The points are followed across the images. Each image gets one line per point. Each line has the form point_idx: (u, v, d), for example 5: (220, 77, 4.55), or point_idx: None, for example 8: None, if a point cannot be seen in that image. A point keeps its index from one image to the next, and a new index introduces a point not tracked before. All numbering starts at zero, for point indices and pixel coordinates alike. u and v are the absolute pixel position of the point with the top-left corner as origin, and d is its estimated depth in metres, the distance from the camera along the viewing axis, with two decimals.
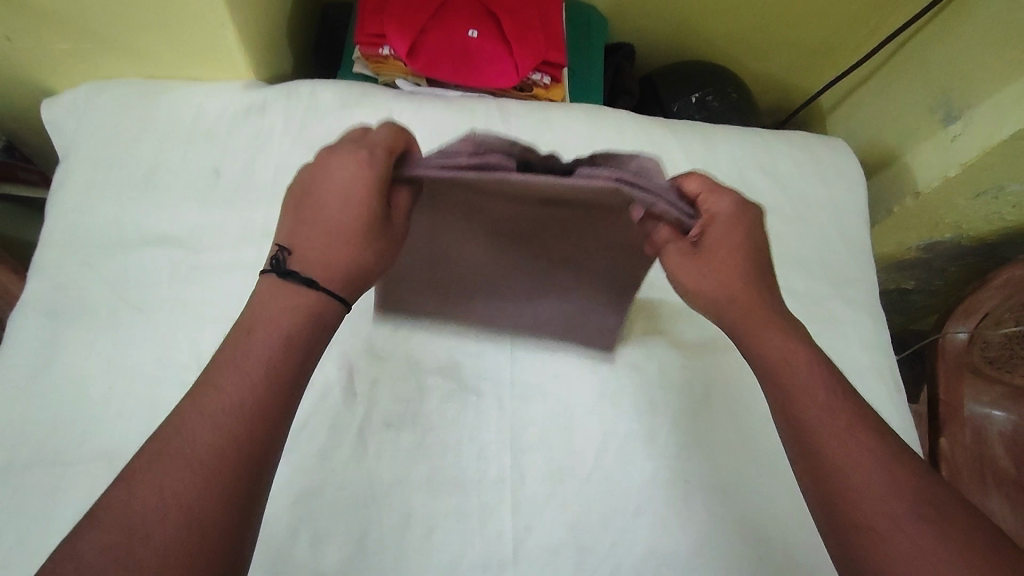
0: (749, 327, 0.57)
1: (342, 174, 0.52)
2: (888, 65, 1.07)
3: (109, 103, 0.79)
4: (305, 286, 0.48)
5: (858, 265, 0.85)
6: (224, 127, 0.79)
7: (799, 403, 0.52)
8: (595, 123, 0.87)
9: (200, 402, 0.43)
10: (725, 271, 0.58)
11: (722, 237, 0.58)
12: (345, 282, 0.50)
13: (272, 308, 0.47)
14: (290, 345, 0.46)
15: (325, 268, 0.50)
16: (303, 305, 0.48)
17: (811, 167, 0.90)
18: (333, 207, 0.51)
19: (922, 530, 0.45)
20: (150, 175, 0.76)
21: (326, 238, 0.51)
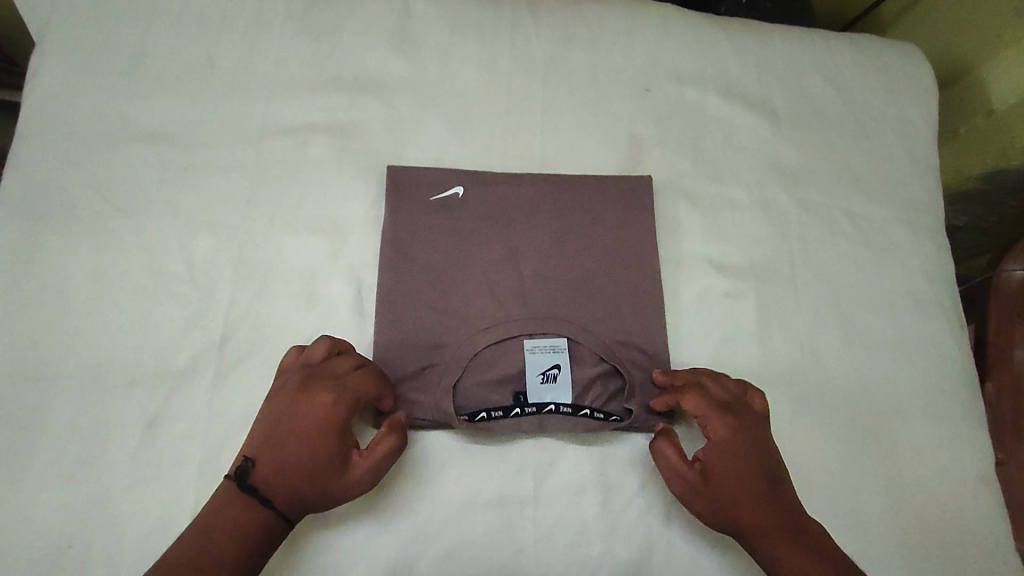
0: (751, 532, 0.55)
1: (304, 423, 0.53)
2: None
3: None
4: (261, 504, 0.51)
5: (926, 188, 0.76)
6: (216, 8, 0.69)
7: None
8: (638, 18, 0.77)
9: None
10: (737, 492, 0.56)
11: (726, 459, 0.57)
12: (302, 501, 0.52)
13: (235, 510, 0.50)
14: (242, 542, 0.49)
15: (283, 492, 0.51)
16: (252, 524, 0.50)
17: (880, 75, 0.79)
18: (293, 441, 0.52)
19: None
20: (132, 60, 0.67)
21: (281, 471, 0.51)
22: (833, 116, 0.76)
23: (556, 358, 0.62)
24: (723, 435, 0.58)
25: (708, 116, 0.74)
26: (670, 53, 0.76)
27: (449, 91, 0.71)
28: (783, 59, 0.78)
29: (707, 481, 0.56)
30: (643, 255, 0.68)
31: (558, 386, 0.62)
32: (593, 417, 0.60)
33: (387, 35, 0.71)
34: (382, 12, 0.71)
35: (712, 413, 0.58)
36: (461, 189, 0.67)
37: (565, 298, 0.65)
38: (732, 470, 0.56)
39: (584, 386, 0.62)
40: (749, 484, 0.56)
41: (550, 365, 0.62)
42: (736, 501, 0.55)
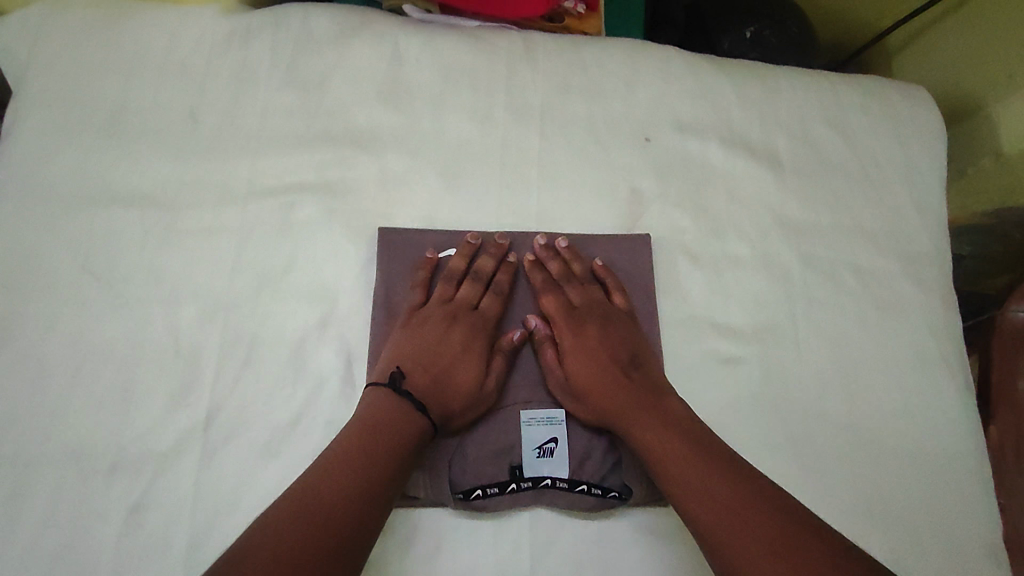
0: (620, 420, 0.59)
1: (456, 346, 0.61)
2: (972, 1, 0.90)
3: (63, 29, 0.66)
4: (417, 408, 0.56)
5: (933, 240, 0.74)
6: (200, 60, 0.66)
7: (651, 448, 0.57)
8: (637, 64, 0.74)
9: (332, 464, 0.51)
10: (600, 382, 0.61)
11: (585, 356, 0.62)
12: (446, 414, 0.58)
13: (395, 411, 0.55)
14: (406, 437, 0.54)
15: (437, 401, 0.58)
16: (417, 426, 0.55)
17: (887, 122, 0.77)
18: (447, 359, 0.60)
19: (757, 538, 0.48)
20: (113, 117, 0.64)
21: (436, 384, 0.58)
22: (838, 165, 0.74)
23: (553, 431, 0.62)
24: (570, 333, 0.64)
25: (710, 167, 0.72)
26: (671, 100, 0.74)
27: (443, 144, 0.68)
28: (787, 106, 0.75)
29: (570, 375, 0.62)
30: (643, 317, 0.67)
31: (554, 459, 0.61)
32: (591, 493, 0.60)
33: (378, 86, 0.69)
34: (372, 62, 0.69)
35: (560, 318, 0.65)
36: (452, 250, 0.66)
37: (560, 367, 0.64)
38: (583, 362, 0.62)
39: (580, 458, 0.62)
40: (601, 375, 0.61)
41: (547, 438, 0.62)
42: (592, 389, 0.61)
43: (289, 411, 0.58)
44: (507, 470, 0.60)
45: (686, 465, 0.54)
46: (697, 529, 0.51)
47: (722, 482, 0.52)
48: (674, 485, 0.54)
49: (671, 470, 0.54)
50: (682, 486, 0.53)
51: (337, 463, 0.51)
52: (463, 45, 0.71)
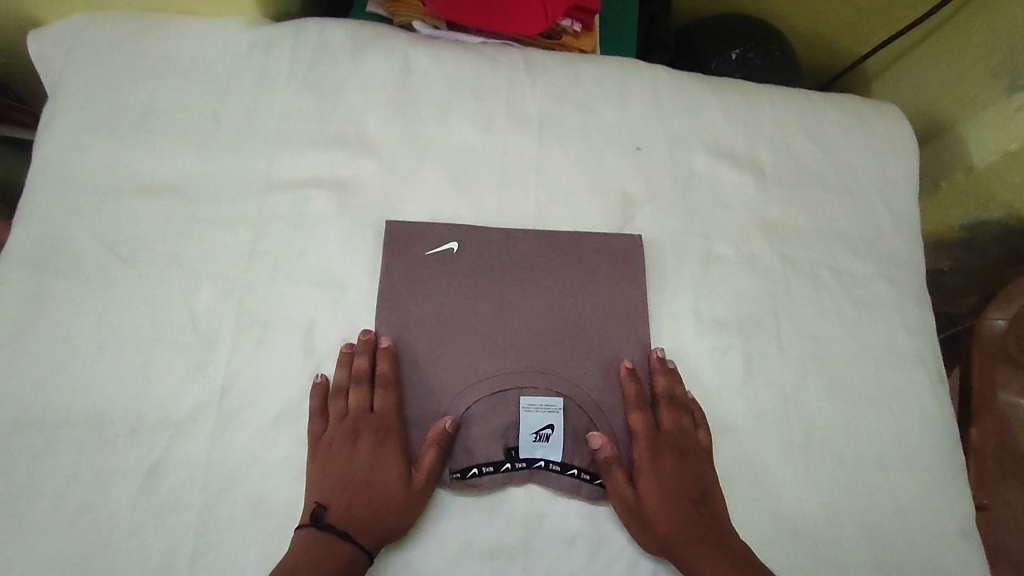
0: (682, 549, 0.60)
1: (375, 465, 0.61)
2: (944, 28, 0.96)
3: (100, 37, 0.72)
4: (343, 539, 0.56)
5: (906, 244, 0.79)
6: (225, 66, 0.72)
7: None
8: (628, 78, 0.80)
9: None
10: (671, 509, 0.62)
11: (654, 484, 0.64)
12: (370, 532, 0.57)
13: (323, 549, 0.55)
14: (339, 571, 0.55)
15: (361, 525, 0.58)
16: (344, 560, 0.55)
17: (863, 135, 0.82)
18: (362, 477, 0.60)
19: None
20: (143, 116, 0.69)
21: (362, 512, 0.58)
22: (817, 173, 0.80)
23: (549, 418, 0.64)
24: (648, 454, 0.65)
25: (697, 173, 0.77)
26: (661, 112, 0.79)
27: (447, 147, 0.74)
28: (768, 118, 0.81)
29: (641, 497, 0.63)
30: (589, 337, 0.68)
31: (549, 443, 0.63)
32: (581, 479, 0.63)
33: (388, 94, 0.74)
34: (383, 71, 0.75)
35: (643, 438, 0.65)
36: (455, 244, 0.69)
37: (558, 355, 0.67)
38: (654, 488, 0.63)
39: (575, 442, 0.64)
40: (673, 504, 0.62)
41: (543, 424, 0.64)
42: (662, 514, 0.62)
43: (298, 387, 0.62)
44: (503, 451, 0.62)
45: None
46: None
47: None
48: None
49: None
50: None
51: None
52: (467, 57, 0.77)
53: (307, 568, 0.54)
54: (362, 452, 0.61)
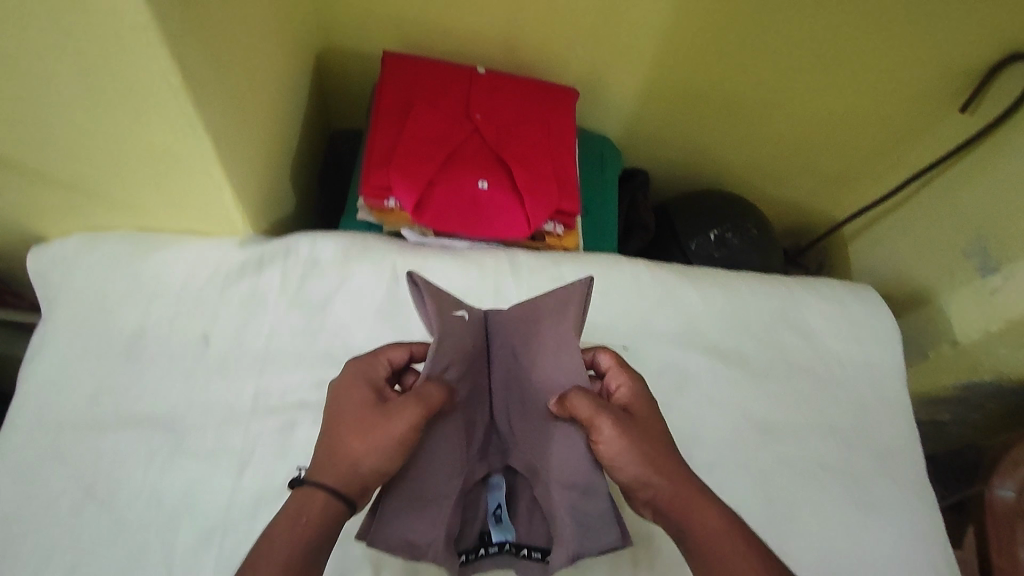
0: (675, 471, 0.55)
1: (372, 417, 0.54)
2: (907, 206, 1.02)
3: (96, 262, 0.74)
4: (315, 489, 0.51)
5: (902, 436, 0.78)
6: (216, 288, 0.74)
7: (698, 511, 0.53)
8: (612, 277, 0.82)
9: (263, 551, 0.48)
10: (657, 432, 0.57)
11: (637, 408, 0.58)
12: (342, 477, 0.52)
13: (296, 510, 0.51)
14: (310, 526, 0.50)
15: (333, 473, 0.52)
16: (315, 513, 0.50)
17: (847, 323, 0.84)
18: (340, 425, 0.54)
19: None
20: (131, 343, 0.70)
21: (347, 461, 0.52)
22: (803, 365, 0.80)
23: (499, 497, 0.64)
24: (635, 386, 0.60)
25: (686, 372, 0.77)
26: (645, 310, 0.80)
27: None
28: (750, 309, 0.83)
29: (632, 417, 0.57)
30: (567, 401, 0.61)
31: (501, 521, 0.63)
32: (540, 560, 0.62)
33: (376, 307, 0.75)
34: (373, 284, 0.76)
35: (625, 370, 0.61)
36: (467, 312, 0.62)
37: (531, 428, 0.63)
38: (643, 411, 0.58)
39: (526, 518, 0.64)
40: (662, 447, 0.56)
41: (495, 504, 0.64)
42: (653, 435, 0.56)
43: None
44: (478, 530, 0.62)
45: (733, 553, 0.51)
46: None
47: None
48: None
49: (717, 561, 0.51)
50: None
51: (271, 541, 0.49)
52: (454, 265, 0.79)
53: (281, 525, 0.50)
54: (353, 403, 0.55)
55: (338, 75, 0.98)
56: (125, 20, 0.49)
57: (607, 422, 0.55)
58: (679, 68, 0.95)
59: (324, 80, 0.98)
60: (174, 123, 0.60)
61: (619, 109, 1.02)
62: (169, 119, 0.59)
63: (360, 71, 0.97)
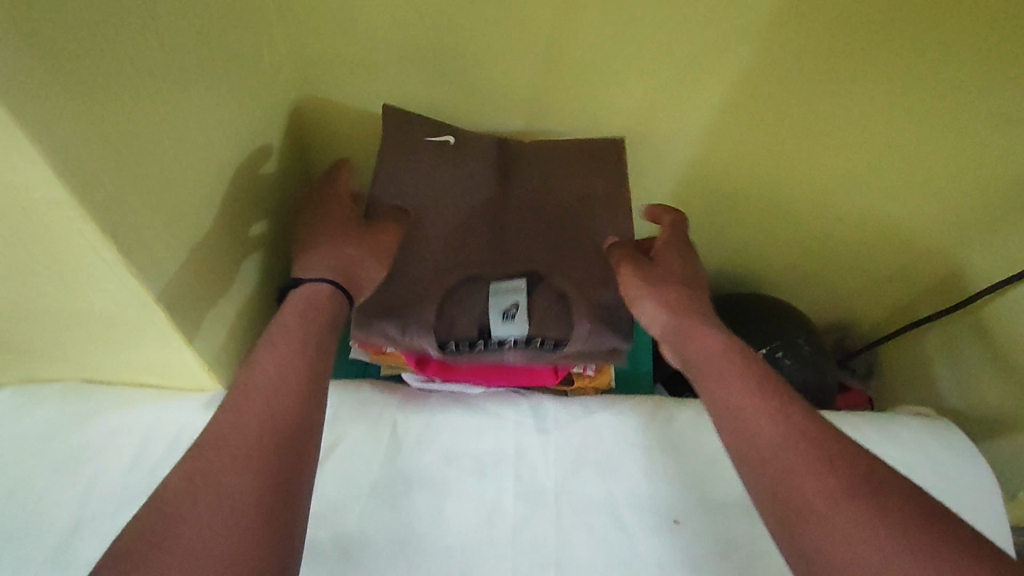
0: (687, 305, 0.63)
1: (351, 226, 0.63)
2: (977, 323, 0.91)
3: (21, 433, 0.59)
4: (320, 282, 0.58)
5: None
6: (174, 464, 0.61)
7: (701, 334, 0.60)
8: (652, 429, 0.69)
9: (265, 361, 0.51)
10: (673, 274, 0.66)
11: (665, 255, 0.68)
12: (333, 269, 0.60)
13: (292, 308, 0.56)
14: (311, 321, 0.55)
15: (328, 266, 0.60)
16: (318, 294, 0.57)
17: (935, 478, 0.73)
18: (316, 227, 0.62)
19: (790, 433, 0.50)
20: (61, 546, 0.55)
21: (336, 253, 0.61)
22: None
23: (516, 297, 0.69)
24: (670, 242, 0.70)
25: (754, 553, 0.63)
26: (699, 474, 0.67)
27: (445, 552, 0.59)
28: None
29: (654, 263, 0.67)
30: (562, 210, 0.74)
31: (514, 318, 0.69)
32: (542, 356, 0.71)
33: (372, 481, 0.62)
34: (369, 451, 0.63)
35: (664, 224, 0.71)
36: (452, 137, 0.72)
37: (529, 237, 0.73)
38: (670, 256, 0.68)
39: (541, 318, 0.70)
40: (675, 280, 0.65)
41: (510, 303, 0.69)
42: (672, 274, 0.66)
43: None
44: (478, 326, 0.70)
45: (732, 375, 0.55)
46: (746, 448, 0.51)
47: (791, 418, 0.51)
48: (725, 391, 0.54)
49: (716, 381, 0.56)
50: (726, 400, 0.54)
51: (281, 360, 0.51)
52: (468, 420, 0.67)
53: (282, 346, 0.52)
54: (325, 211, 0.64)
55: None
56: (32, 189, 0.37)
57: (623, 264, 0.66)
58: (714, 167, 0.84)
59: None
60: (116, 292, 0.48)
61: (648, 209, 0.91)
62: (109, 288, 0.48)
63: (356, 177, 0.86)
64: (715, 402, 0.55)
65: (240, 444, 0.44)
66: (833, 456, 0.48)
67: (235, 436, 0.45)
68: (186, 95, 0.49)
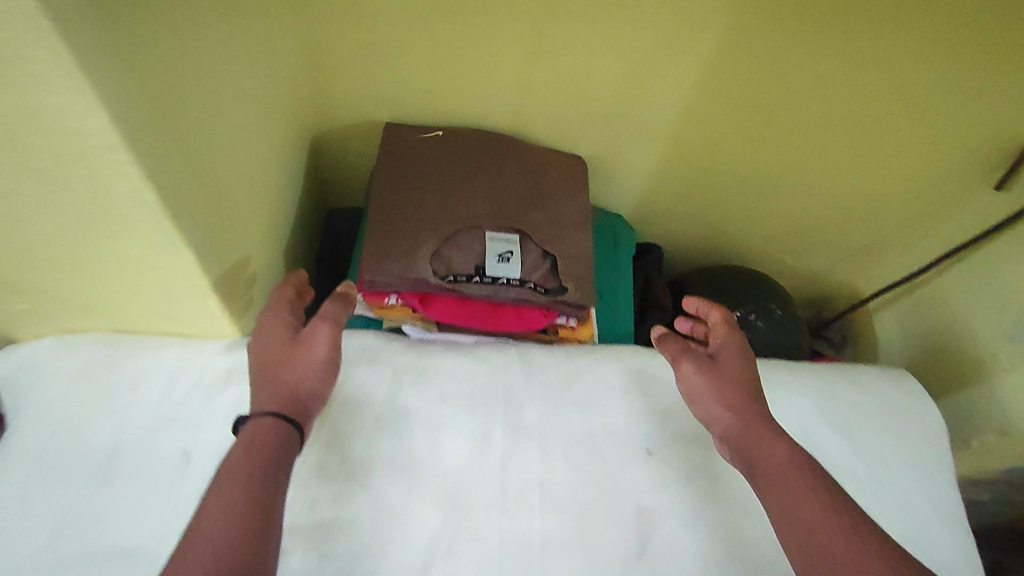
0: (754, 411, 0.60)
1: (291, 351, 0.59)
2: (940, 285, 0.96)
3: (66, 371, 0.68)
4: (265, 420, 0.54)
5: (959, 544, 0.71)
6: (197, 400, 0.68)
7: (767, 446, 0.57)
8: (631, 374, 0.77)
9: (215, 489, 0.49)
10: (736, 371, 0.63)
11: (724, 348, 0.65)
12: (280, 404, 0.56)
13: (237, 446, 0.52)
14: (256, 446, 0.52)
15: (278, 401, 0.56)
16: (263, 433, 0.53)
17: (891, 423, 0.77)
18: (264, 358, 0.59)
19: (870, 561, 0.49)
20: (103, 466, 0.63)
21: (283, 387, 0.57)
22: (851, 467, 0.73)
23: (510, 246, 0.77)
24: (728, 335, 0.66)
25: (718, 478, 0.71)
26: (670, 415, 0.74)
27: (442, 476, 0.67)
28: (784, 404, 0.75)
29: (719, 361, 0.64)
30: (545, 189, 0.82)
31: (509, 262, 0.76)
32: (535, 294, 0.75)
33: (375, 415, 0.69)
34: (373, 389, 0.70)
35: (719, 315, 0.67)
36: (442, 131, 0.83)
37: (522, 201, 0.80)
38: (731, 350, 0.64)
39: (530, 266, 0.77)
40: (741, 381, 0.62)
41: (505, 250, 0.76)
42: (738, 371, 0.62)
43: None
44: (473, 266, 0.75)
45: (806, 498, 0.53)
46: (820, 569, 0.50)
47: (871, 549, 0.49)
48: (800, 519, 0.52)
49: (789, 500, 0.54)
50: (798, 520, 0.52)
51: (222, 480, 0.49)
52: (462, 365, 0.74)
53: (226, 463, 0.51)
54: (268, 336, 0.60)
55: (335, 157, 0.93)
56: (89, 135, 0.44)
57: (683, 364, 0.64)
58: (691, 143, 0.91)
59: (321, 161, 0.94)
60: (151, 237, 0.55)
61: (631, 184, 0.97)
62: (146, 233, 0.55)
63: (358, 154, 0.93)
64: (784, 521, 0.53)
65: (198, 568, 0.44)
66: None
67: (189, 565, 0.44)
68: (210, 64, 0.56)
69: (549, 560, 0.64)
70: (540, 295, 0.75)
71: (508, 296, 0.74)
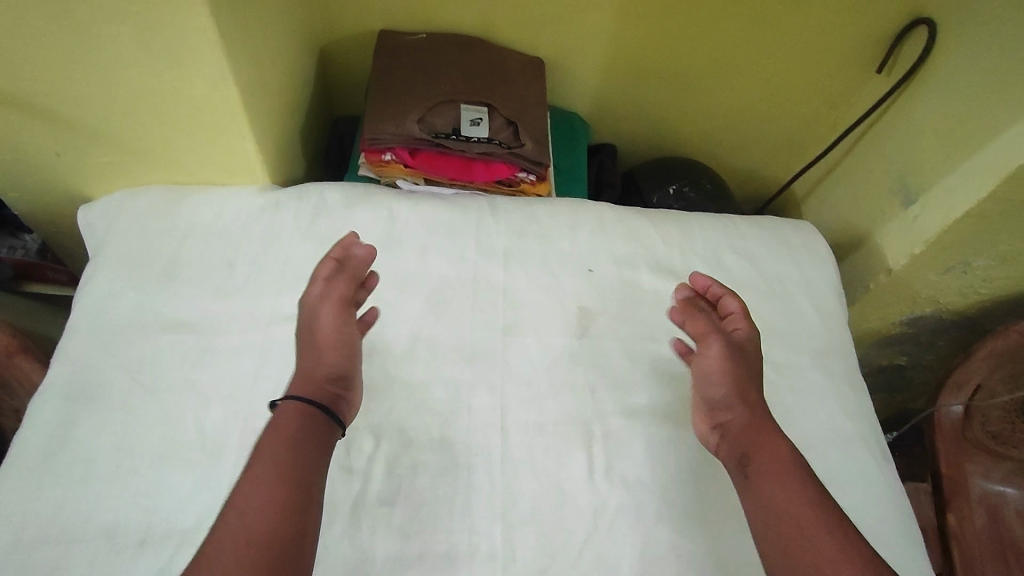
0: (754, 404, 0.71)
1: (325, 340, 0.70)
2: (844, 164, 1.15)
3: (138, 207, 0.88)
4: (297, 406, 0.65)
5: (834, 338, 0.90)
6: (239, 225, 0.88)
7: (760, 434, 0.69)
8: (576, 215, 0.96)
9: (259, 450, 0.62)
10: (749, 363, 0.74)
11: (742, 337, 0.76)
12: (314, 390, 0.67)
13: (275, 429, 0.63)
14: (293, 428, 0.64)
15: (311, 390, 0.67)
16: (293, 421, 0.64)
17: (788, 251, 0.97)
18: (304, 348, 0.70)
19: (826, 533, 0.61)
20: (171, 271, 0.84)
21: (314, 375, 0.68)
22: (749, 283, 0.92)
23: (480, 113, 0.97)
24: (749, 330, 0.77)
25: (643, 289, 0.90)
26: (607, 246, 0.93)
27: (427, 281, 0.86)
28: (700, 238, 0.96)
29: (738, 349, 0.75)
30: (510, 74, 1.02)
31: (479, 125, 0.96)
32: (499, 149, 0.95)
33: (374, 239, 0.88)
34: (372, 221, 0.90)
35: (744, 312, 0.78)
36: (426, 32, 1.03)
37: (491, 81, 1.00)
38: (750, 348, 0.76)
39: (496, 129, 0.97)
40: (749, 374, 0.73)
41: (476, 116, 0.96)
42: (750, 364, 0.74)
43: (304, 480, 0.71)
44: (451, 127, 0.95)
45: (785, 480, 0.65)
46: (780, 535, 0.62)
47: (825, 524, 0.61)
48: (777, 496, 0.64)
49: (769, 484, 0.65)
50: (780, 503, 0.63)
51: (264, 444, 0.62)
52: (441, 206, 0.92)
53: (271, 430, 0.63)
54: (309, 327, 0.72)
55: (341, 66, 1.13)
56: None
57: (712, 344, 0.74)
58: (635, 49, 1.10)
59: (329, 69, 1.14)
60: (210, 77, 0.75)
61: (587, 87, 1.17)
62: (206, 74, 0.75)
63: (360, 62, 1.13)
64: (766, 495, 0.65)
65: (246, 511, 0.57)
66: (856, 546, 0.60)
67: (243, 508, 0.58)
68: None
69: (509, 341, 0.83)
70: (503, 150, 0.95)
71: (478, 149, 0.95)
